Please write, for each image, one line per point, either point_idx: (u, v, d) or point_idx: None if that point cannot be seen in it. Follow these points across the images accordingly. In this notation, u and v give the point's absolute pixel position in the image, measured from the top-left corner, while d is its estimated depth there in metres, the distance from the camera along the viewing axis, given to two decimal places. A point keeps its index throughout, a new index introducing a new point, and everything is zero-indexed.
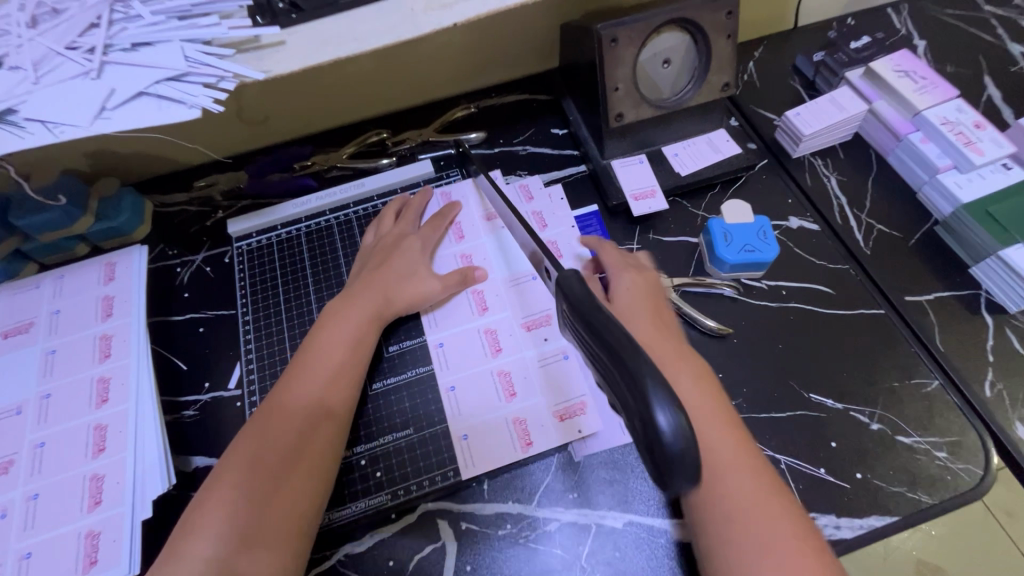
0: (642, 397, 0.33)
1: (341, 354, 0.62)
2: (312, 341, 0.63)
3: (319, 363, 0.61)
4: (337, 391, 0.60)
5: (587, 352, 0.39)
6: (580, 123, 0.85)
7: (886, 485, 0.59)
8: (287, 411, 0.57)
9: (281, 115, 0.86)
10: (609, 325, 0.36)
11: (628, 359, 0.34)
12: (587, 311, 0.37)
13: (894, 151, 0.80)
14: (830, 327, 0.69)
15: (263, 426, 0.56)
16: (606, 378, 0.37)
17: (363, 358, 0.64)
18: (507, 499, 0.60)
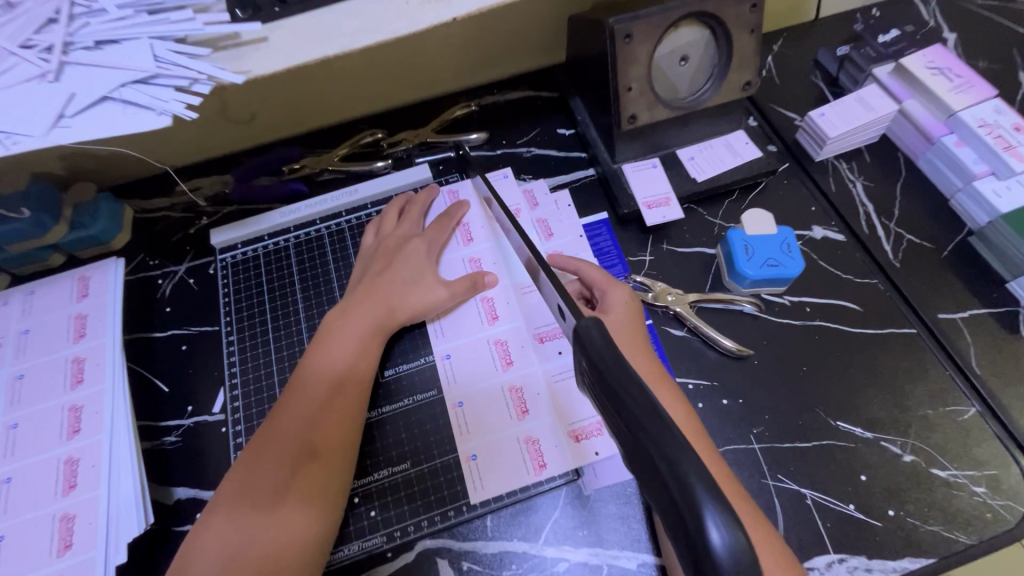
0: (691, 505, 0.28)
1: (344, 362, 0.58)
2: (314, 350, 0.60)
3: (321, 373, 0.57)
4: (342, 401, 0.56)
5: (615, 429, 0.33)
6: (588, 123, 0.79)
7: (921, 524, 0.55)
8: (299, 406, 0.55)
9: (268, 114, 0.80)
10: (646, 406, 0.31)
11: (674, 456, 0.29)
12: (621, 386, 0.32)
13: (924, 155, 0.74)
14: (858, 348, 0.65)
15: (265, 440, 0.54)
16: (640, 466, 0.32)
17: (368, 368, 0.59)
18: (512, 536, 0.55)
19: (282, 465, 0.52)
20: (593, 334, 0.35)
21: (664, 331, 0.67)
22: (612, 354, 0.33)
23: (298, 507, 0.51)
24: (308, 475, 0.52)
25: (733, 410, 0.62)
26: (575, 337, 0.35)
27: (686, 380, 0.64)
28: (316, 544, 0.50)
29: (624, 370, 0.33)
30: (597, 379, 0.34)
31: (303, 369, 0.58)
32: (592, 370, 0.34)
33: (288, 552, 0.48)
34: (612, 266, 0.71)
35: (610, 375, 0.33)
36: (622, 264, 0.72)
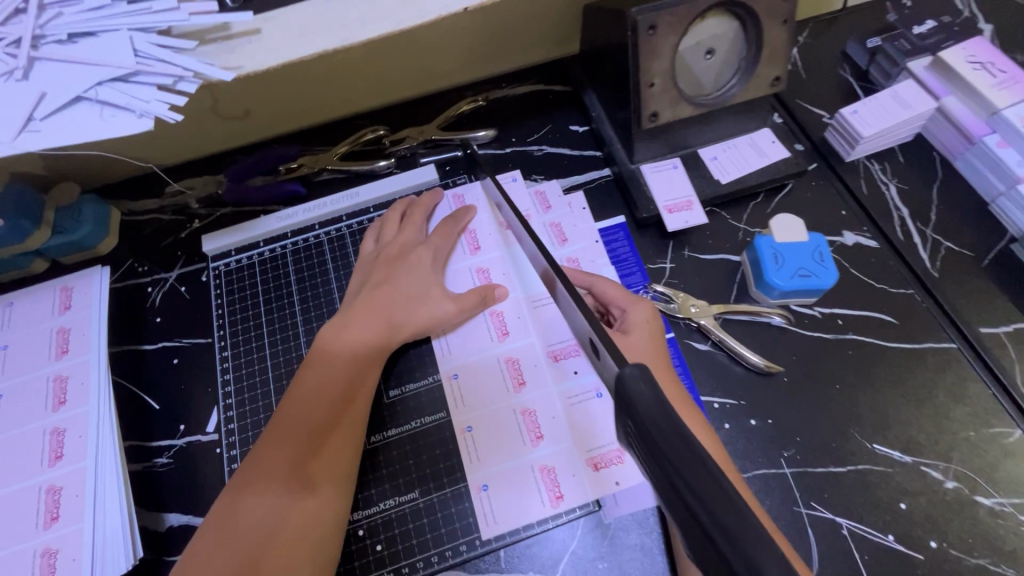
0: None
1: (356, 353, 0.57)
2: (333, 326, 0.59)
3: (332, 364, 0.56)
4: (347, 406, 0.54)
5: (669, 498, 0.29)
6: (604, 120, 0.74)
7: (965, 557, 0.52)
8: (319, 381, 0.55)
9: (263, 110, 0.75)
10: (712, 486, 0.27)
11: (750, 551, 0.25)
12: (681, 460, 0.27)
13: (963, 155, 0.70)
14: (894, 364, 0.61)
15: (261, 458, 0.50)
16: (699, 544, 0.28)
17: (370, 383, 0.56)
18: (528, 571, 0.52)
19: (281, 485, 0.49)
20: (642, 390, 0.29)
21: (687, 344, 0.63)
22: (666, 417, 0.28)
23: (301, 528, 0.47)
24: (326, 453, 0.51)
25: (761, 431, 0.58)
26: (619, 391, 0.30)
27: (711, 398, 0.60)
28: (329, 523, 0.49)
29: (683, 439, 0.28)
30: (647, 443, 0.29)
31: (299, 382, 0.55)
32: (641, 432, 0.29)
33: (305, 531, 0.47)
34: (631, 274, 0.67)
35: (664, 443, 0.28)
36: (640, 271, 0.67)
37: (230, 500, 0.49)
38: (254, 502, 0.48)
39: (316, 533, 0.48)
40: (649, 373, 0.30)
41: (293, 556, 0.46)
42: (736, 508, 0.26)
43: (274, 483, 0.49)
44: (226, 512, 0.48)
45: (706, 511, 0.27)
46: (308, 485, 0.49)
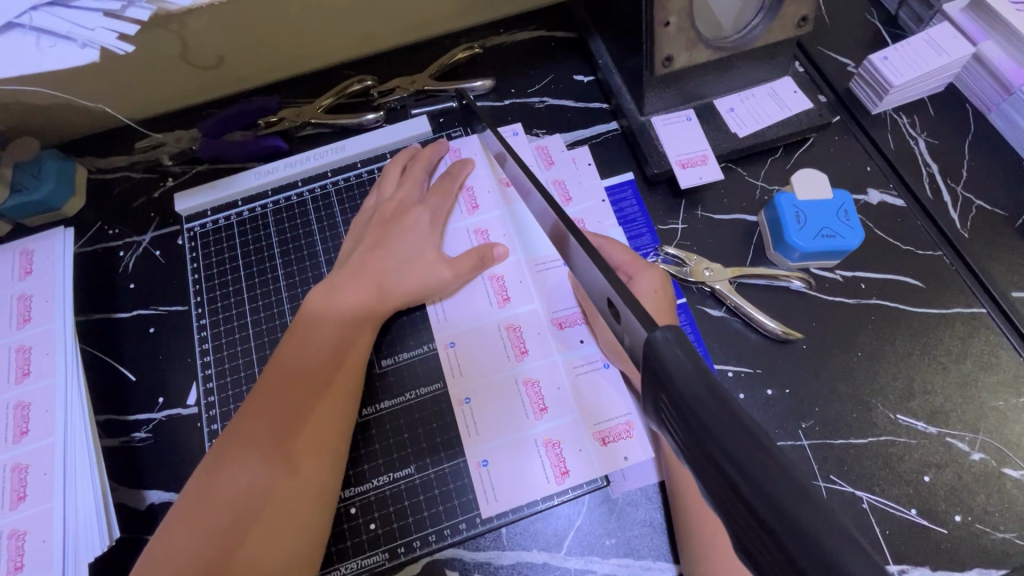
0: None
1: (340, 323, 0.52)
2: (318, 291, 0.54)
3: (317, 335, 0.52)
4: (333, 376, 0.50)
5: (719, 499, 0.23)
6: (611, 69, 0.68)
7: (991, 531, 0.49)
8: (303, 353, 0.51)
9: (237, 57, 0.68)
10: (774, 471, 0.21)
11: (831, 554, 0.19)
12: (730, 440, 0.21)
13: (999, 107, 0.65)
14: (919, 331, 0.57)
15: (241, 430, 0.47)
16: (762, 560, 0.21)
17: (355, 360, 0.51)
18: (531, 546, 0.49)
19: (253, 473, 0.45)
20: (677, 355, 0.24)
21: (700, 311, 0.59)
22: (710, 390, 0.23)
23: (274, 523, 0.43)
24: (307, 433, 0.47)
25: (779, 402, 0.55)
26: (648, 361, 0.25)
27: (725, 366, 0.56)
28: (311, 506, 0.46)
29: (730, 413, 0.22)
30: (685, 423, 0.23)
31: (283, 352, 0.51)
32: (677, 410, 0.24)
33: (286, 514, 0.44)
34: (640, 236, 0.63)
35: (709, 422, 0.22)
36: (650, 233, 0.63)
37: (197, 488, 0.45)
38: (233, 476, 0.45)
39: (301, 511, 0.45)
40: (685, 339, 0.24)
41: (274, 534, 0.43)
42: (810, 501, 0.20)
43: (245, 474, 0.45)
44: (191, 506, 0.44)
45: (768, 505, 0.20)
46: (292, 461, 0.46)
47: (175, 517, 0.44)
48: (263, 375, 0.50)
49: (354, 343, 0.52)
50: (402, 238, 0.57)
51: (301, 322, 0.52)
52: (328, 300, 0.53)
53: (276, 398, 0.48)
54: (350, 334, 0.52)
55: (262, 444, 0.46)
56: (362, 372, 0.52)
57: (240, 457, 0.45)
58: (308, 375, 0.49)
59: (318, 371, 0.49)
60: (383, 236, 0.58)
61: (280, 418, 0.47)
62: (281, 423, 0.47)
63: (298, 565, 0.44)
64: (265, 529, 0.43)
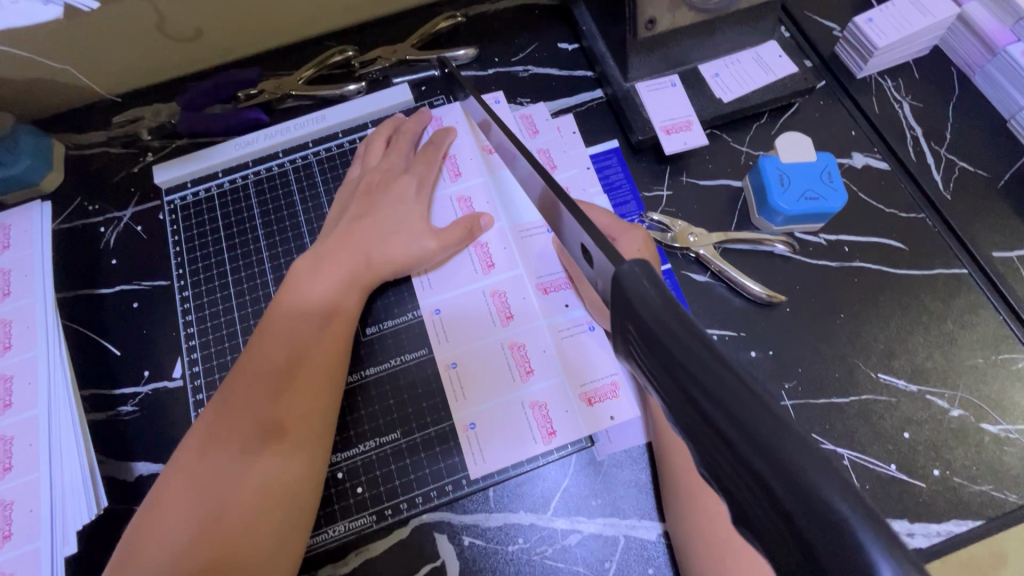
0: (836, 542, 0.18)
1: (314, 310, 0.51)
2: (292, 278, 0.53)
3: (290, 322, 0.50)
4: (308, 363, 0.49)
5: (688, 428, 0.23)
6: (595, 36, 0.68)
7: (967, 483, 0.50)
8: (275, 342, 0.49)
9: (214, 28, 0.67)
10: (740, 391, 0.20)
11: (793, 465, 0.19)
12: (696, 364, 0.21)
13: (983, 69, 0.65)
14: (901, 292, 0.57)
15: (229, 396, 0.47)
16: (730, 480, 0.21)
17: (330, 346, 0.50)
18: (518, 508, 0.50)
19: (227, 466, 0.44)
20: (644, 288, 0.24)
21: (685, 277, 0.59)
22: (675, 316, 0.23)
23: (255, 513, 0.43)
24: (284, 421, 0.46)
25: (762, 363, 0.55)
26: (617, 296, 0.25)
27: (710, 330, 0.57)
28: (292, 493, 0.45)
29: (697, 338, 0.22)
30: (654, 352, 0.23)
31: (265, 327, 0.50)
32: (646, 341, 0.24)
33: (265, 504, 0.43)
34: (625, 203, 0.62)
35: (674, 348, 0.22)
36: (635, 200, 0.63)
37: (169, 485, 0.44)
38: (219, 447, 0.44)
39: (293, 473, 0.45)
40: (652, 271, 0.25)
41: (266, 496, 0.44)
42: (778, 420, 0.20)
43: (219, 468, 0.44)
44: (164, 504, 0.43)
45: (733, 425, 0.20)
46: (275, 436, 0.45)
47: (165, 482, 0.44)
48: (247, 347, 0.50)
49: (328, 330, 0.51)
50: (380, 216, 0.56)
51: (274, 312, 0.51)
52: (301, 287, 0.52)
53: (247, 390, 0.47)
54: (324, 322, 0.51)
55: (236, 435, 0.45)
56: (348, 345, 0.52)
57: (212, 453, 0.44)
58: (280, 365, 0.48)
59: (290, 360, 0.48)
60: (361, 216, 0.56)
61: (253, 410, 0.46)
62: (254, 415, 0.46)
63: (291, 525, 0.45)
64: (256, 492, 0.43)
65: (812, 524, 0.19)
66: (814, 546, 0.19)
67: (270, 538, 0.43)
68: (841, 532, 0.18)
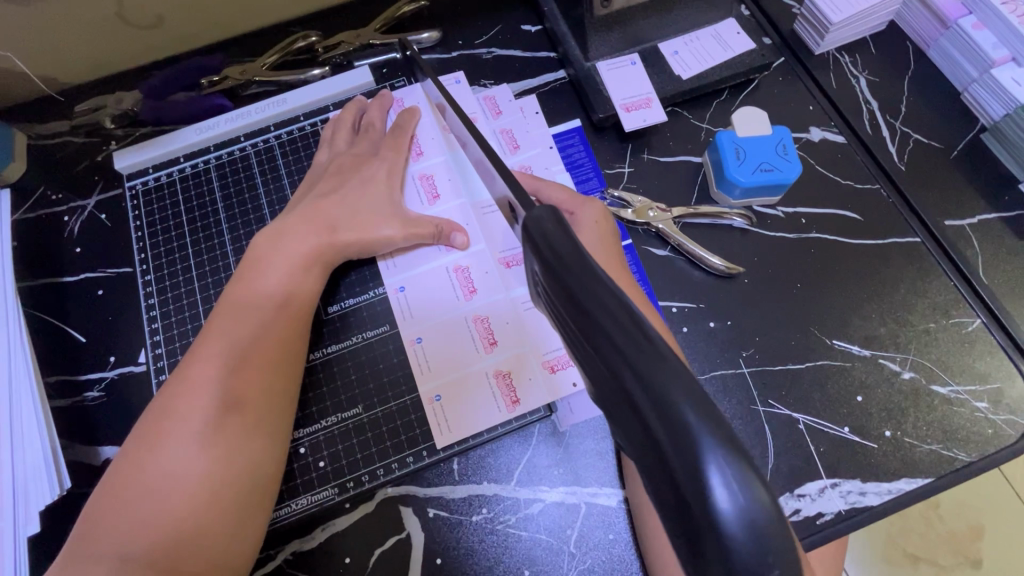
0: (683, 444, 0.20)
1: (269, 298, 0.51)
2: (247, 267, 0.53)
3: (244, 312, 0.50)
4: (263, 353, 0.48)
5: (583, 354, 0.25)
6: (557, 16, 0.68)
7: (917, 443, 0.52)
8: (228, 332, 0.49)
9: (175, 14, 0.66)
10: (622, 316, 0.22)
11: (656, 383, 0.21)
12: (586, 291, 0.23)
13: (937, 42, 0.66)
14: (856, 260, 0.59)
15: (180, 389, 0.46)
16: (614, 405, 0.24)
17: (287, 334, 0.50)
18: (481, 479, 0.51)
19: (179, 459, 0.44)
20: (549, 231, 0.26)
21: (645, 251, 0.60)
22: (576, 253, 0.25)
23: (209, 503, 0.43)
24: (238, 410, 0.46)
25: (720, 333, 0.56)
26: (526, 238, 0.26)
27: (669, 303, 0.58)
28: (248, 482, 0.45)
29: (591, 272, 0.24)
30: (558, 290, 0.25)
31: (219, 317, 0.50)
32: (551, 279, 0.25)
33: (220, 493, 0.44)
34: (587, 180, 0.63)
35: (570, 279, 0.24)
36: (597, 177, 0.63)
37: (120, 479, 0.43)
38: (171, 440, 0.44)
39: (254, 447, 0.46)
40: (559, 215, 0.26)
41: (227, 469, 0.44)
42: (650, 343, 0.22)
43: (170, 460, 0.44)
44: (115, 498, 0.43)
45: (615, 349, 0.22)
46: (229, 425, 0.45)
47: (124, 461, 0.44)
48: (199, 338, 0.49)
49: (284, 318, 0.50)
50: (338, 204, 0.56)
51: (227, 302, 0.50)
52: (256, 276, 0.52)
53: (199, 382, 0.46)
54: (279, 311, 0.51)
55: (187, 428, 0.45)
56: (304, 332, 0.52)
57: (163, 446, 0.44)
58: (234, 355, 0.47)
59: (244, 350, 0.48)
60: (319, 203, 0.56)
61: (204, 403, 0.45)
62: (206, 408, 0.45)
63: (254, 497, 0.45)
64: (217, 465, 0.44)
65: (668, 432, 0.21)
66: (667, 452, 0.21)
67: (227, 527, 0.43)
68: (691, 441, 0.20)
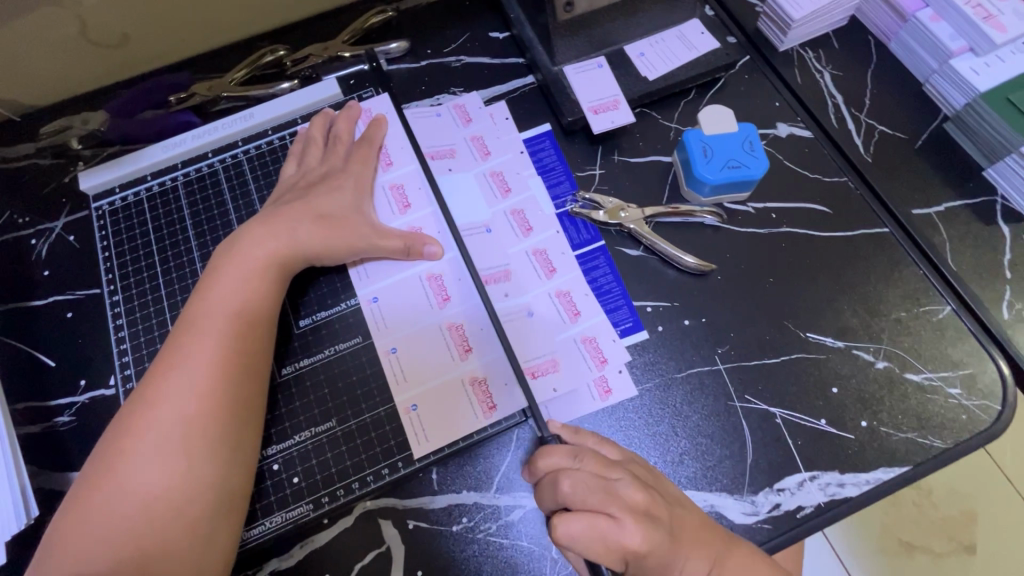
0: None
1: (233, 315, 0.50)
2: (207, 282, 0.51)
3: (207, 330, 0.49)
4: (227, 372, 0.47)
5: None
6: (524, 22, 0.68)
7: (894, 432, 0.52)
8: (189, 354, 0.47)
9: (142, 33, 0.66)
10: None
11: None
12: None
13: (897, 35, 0.67)
14: (827, 252, 0.59)
15: (141, 414, 0.45)
16: None
17: (254, 350, 0.49)
18: (461, 488, 0.50)
19: (145, 485, 0.43)
20: None
21: (618, 252, 0.59)
22: None
23: (177, 525, 0.43)
24: (203, 432, 0.45)
25: (694, 331, 0.56)
26: None
27: (644, 303, 0.57)
28: (215, 503, 0.45)
29: None
30: None
31: (180, 336, 0.49)
32: None
33: (188, 516, 0.43)
34: (559, 184, 0.62)
35: None
36: (569, 180, 0.63)
37: (83, 507, 0.43)
38: (135, 466, 0.43)
39: (218, 463, 0.45)
40: None
41: (194, 491, 0.44)
42: None
43: (135, 487, 0.43)
44: (79, 527, 0.42)
45: None
46: (193, 448, 0.44)
47: (83, 488, 0.44)
48: (159, 359, 0.48)
49: (248, 335, 0.49)
50: (302, 217, 0.55)
51: (190, 320, 0.49)
52: (217, 293, 0.50)
53: (160, 405, 0.45)
54: (243, 328, 0.49)
55: (150, 452, 0.44)
56: (270, 347, 0.51)
57: (124, 473, 0.43)
58: (196, 377, 0.46)
59: (207, 371, 0.47)
60: (283, 217, 0.55)
61: (167, 426, 0.45)
62: (169, 431, 0.44)
63: (221, 518, 0.45)
64: (181, 483, 0.44)
65: None
66: None
67: (198, 548, 0.43)
68: None
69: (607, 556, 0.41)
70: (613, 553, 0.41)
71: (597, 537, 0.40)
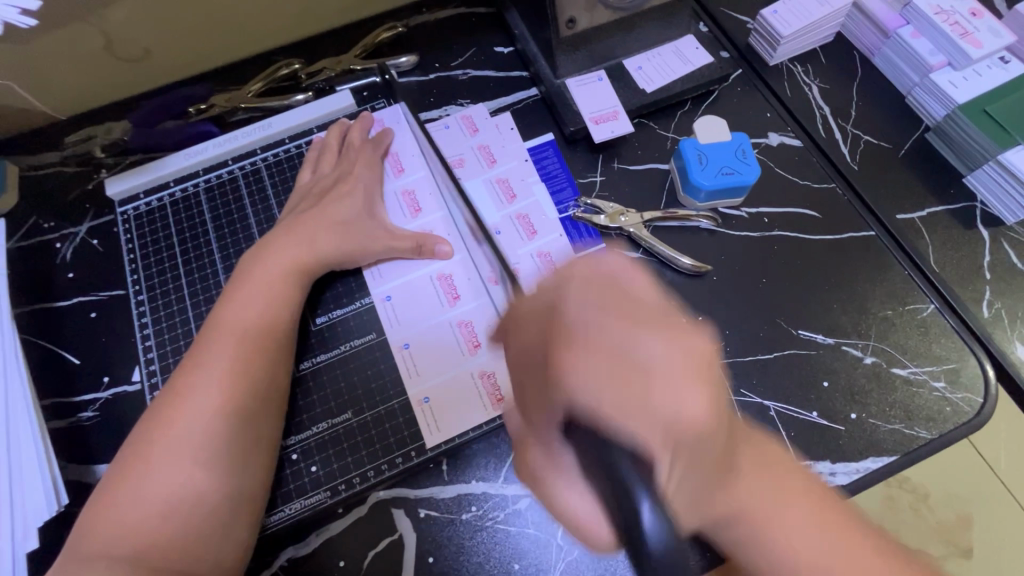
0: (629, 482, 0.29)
1: (255, 314, 0.52)
2: (233, 285, 0.54)
3: (231, 329, 0.51)
4: (250, 369, 0.50)
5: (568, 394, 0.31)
6: (528, 37, 0.71)
7: (882, 423, 0.55)
8: (215, 352, 0.50)
9: (164, 48, 0.69)
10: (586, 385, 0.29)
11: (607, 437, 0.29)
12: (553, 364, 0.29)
13: (880, 51, 0.70)
14: (817, 254, 0.62)
15: (169, 410, 0.48)
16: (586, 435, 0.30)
17: (275, 348, 0.52)
18: (470, 478, 0.53)
19: (170, 475, 0.45)
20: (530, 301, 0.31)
21: None
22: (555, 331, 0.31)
23: (201, 514, 0.45)
24: (226, 425, 0.47)
25: None
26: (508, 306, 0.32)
27: None
28: (237, 494, 0.47)
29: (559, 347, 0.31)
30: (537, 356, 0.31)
31: (207, 336, 0.51)
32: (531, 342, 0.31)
33: (211, 505, 0.45)
34: (561, 191, 0.65)
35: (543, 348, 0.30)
36: (571, 186, 0.66)
37: (111, 498, 0.45)
38: (162, 458, 0.46)
39: (242, 454, 0.48)
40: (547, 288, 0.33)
41: (216, 482, 0.46)
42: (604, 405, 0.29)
43: (161, 478, 0.45)
44: (107, 518, 0.44)
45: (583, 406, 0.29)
46: (217, 441, 0.47)
47: (111, 480, 0.46)
48: (186, 358, 0.51)
49: (270, 334, 0.52)
50: (321, 221, 0.58)
51: (216, 320, 0.52)
52: (241, 294, 0.53)
53: (186, 401, 0.48)
54: (264, 327, 0.52)
55: (175, 445, 0.46)
56: (292, 345, 0.54)
57: (151, 465, 0.46)
58: (221, 374, 0.49)
59: (232, 368, 0.49)
60: (303, 222, 0.58)
61: (193, 420, 0.47)
62: (195, 424, 0.47)
63: (242, 507, 0.47)
64: (206, 474, 0.46)
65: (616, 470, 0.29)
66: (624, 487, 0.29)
67: (220, 536, 0.45)
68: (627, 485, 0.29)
69: (655, 431, 0.29)
70: (662, 426, 0.29)
71: (636, 398, 0.29)
